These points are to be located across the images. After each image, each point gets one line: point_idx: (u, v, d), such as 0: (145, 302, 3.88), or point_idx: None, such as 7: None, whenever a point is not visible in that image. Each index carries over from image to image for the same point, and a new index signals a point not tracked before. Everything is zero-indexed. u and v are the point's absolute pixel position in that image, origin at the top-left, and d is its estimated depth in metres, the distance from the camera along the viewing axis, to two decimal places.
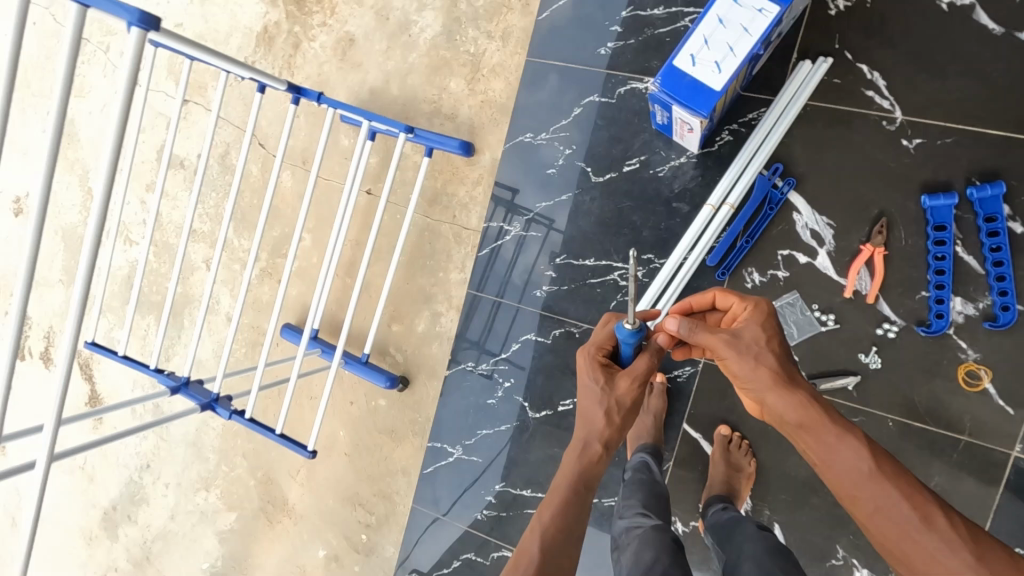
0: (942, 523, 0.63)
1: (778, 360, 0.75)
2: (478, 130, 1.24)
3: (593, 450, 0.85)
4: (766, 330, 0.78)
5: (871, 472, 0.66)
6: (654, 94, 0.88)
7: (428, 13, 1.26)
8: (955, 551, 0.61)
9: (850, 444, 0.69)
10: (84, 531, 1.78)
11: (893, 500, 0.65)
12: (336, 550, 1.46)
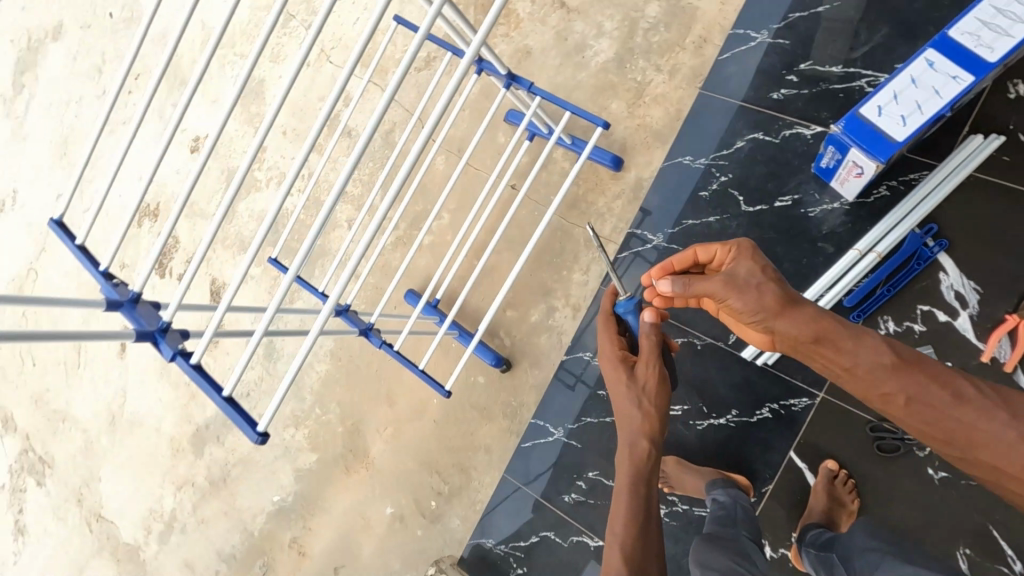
0: (974, 396, 0.73)
1: (777, 287, 0.84)
2: (629, 149, 1.35)
3: (638, 445, 0.98)
4: (758, 263, 0.87)
5: (897, 364, 0.77)
6: (834, 136, 1.02)
7: (604, 40, 1.40)
8: (993, 419, 0.71)
9: (868, 344, 0.79)
10: (173, 443, 1.94)
11: (923, 386, 0.75)
12: (402, 510, 1.54)
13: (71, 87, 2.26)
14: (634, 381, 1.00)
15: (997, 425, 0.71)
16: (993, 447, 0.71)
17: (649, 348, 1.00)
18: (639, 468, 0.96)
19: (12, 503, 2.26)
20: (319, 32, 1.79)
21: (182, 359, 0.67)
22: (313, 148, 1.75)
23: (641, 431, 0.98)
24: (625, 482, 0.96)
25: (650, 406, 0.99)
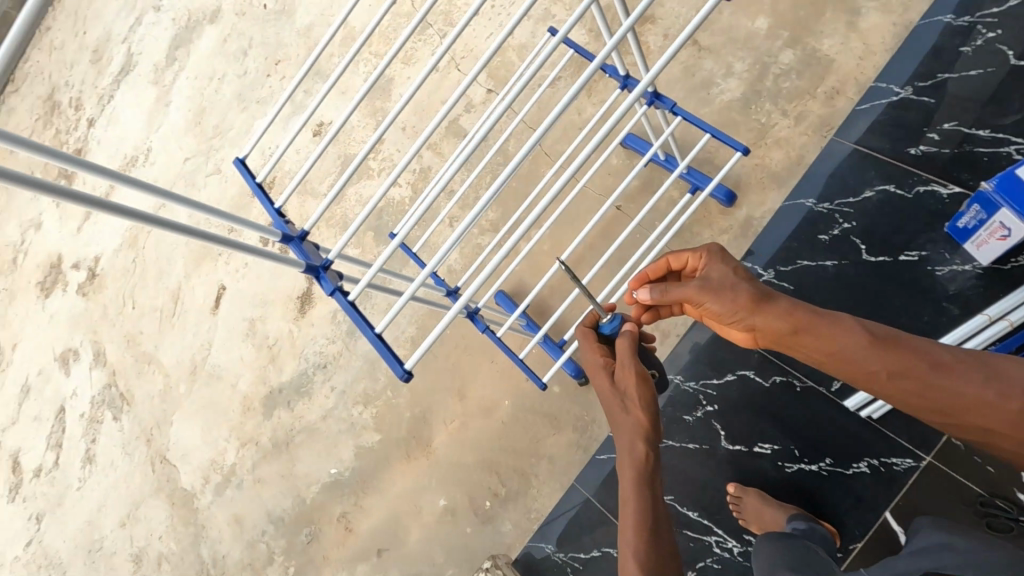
0: (949, 364, 0.81)
1: (749, 285, 0.91)
2: (743, 186, 1.47)
3: (636, 449, 0.94)
4: (729, 266, 0.93)
5: (875, 340, 0.84)
6: (986, 194, 1.15)
7: (732, 79, 1.50)
8: (972, 382, 0.79)
9: (842, 325, 0.86)
10: (244, 401, 2.03)
11: (902, 359, 0.82)
12: (455, 503, 1.59)
13: (215, 64, 2.49)
14: (620, 384, 0.98)
15: (976, 387, 0.78)
16: (979, 408, 0.78)
17: (626, 347, 0.98)
18: (640, 467, 0.93)
19: (85, 433, 2.40)
20: (453, 41, 1.92)
21: (339, 296, 0.76)
22: (427, 144, 1.85)
23: (633, 432, 0.95)
24: (628, 487, 0.93)
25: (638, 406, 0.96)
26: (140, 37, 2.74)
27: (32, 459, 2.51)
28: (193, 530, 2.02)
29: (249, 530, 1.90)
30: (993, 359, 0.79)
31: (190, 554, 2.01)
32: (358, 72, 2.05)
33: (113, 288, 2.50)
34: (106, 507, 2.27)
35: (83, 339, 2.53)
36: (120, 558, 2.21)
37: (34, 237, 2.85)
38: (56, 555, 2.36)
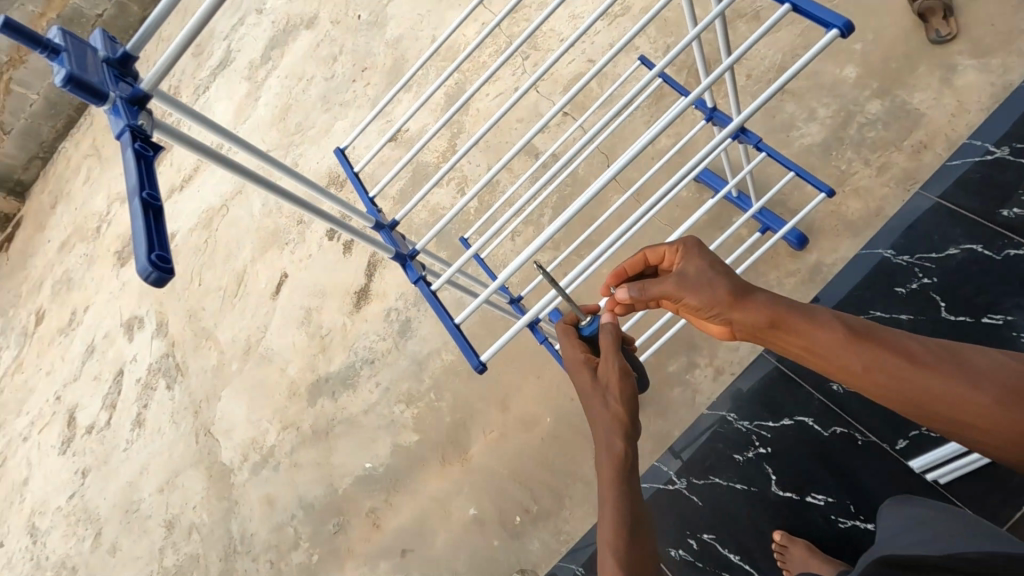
0: (931, 359, 0.75)
1: (728, 280, 0.83)
2: (815, 231, 1.47)
3: (613, 447, 0.84)
4: (708, 260, 0.84)
5: (856, 336, 0.77)
6: None
7: (814, 125, 1.53)
8: (958, 376, 0.73)
9: (821, 320, 0.79)
10: (290, 386, 2.08)
11: (884, 355, 0.76)
12: (484, 513, 1.60)
13: (305, 66, 2.64)
14: (599, 381, 0.89)
15: (962, 381, 0.72)
16: (969, 405, 0.71)
17: (608, 343, 0.90)
18: (618, 466, 0.83)
19: (139, 398, 2.51)
20: (535, 63, 1.98)
21: (422, 284, 0.95)
22: (497, 158, 1.89)
23: (613, 429, 0.85)
24: (607, 489, 0.83)
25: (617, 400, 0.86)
26: (240, 36, 2.94)
27: (89, 416, 2.65)
28: (225, 505, 2.05)
29: (278, 513, 1.92)
30: (974, 355, 0.74)
31: (217, 528, 2.04)
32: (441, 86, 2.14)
33: (184, 265, 2.64)
34: (148, 471, 2.33)
35: (149, 309, 2.68)
36: (153, 521, 2.21)
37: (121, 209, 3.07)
38: (93, 512, 2.43)
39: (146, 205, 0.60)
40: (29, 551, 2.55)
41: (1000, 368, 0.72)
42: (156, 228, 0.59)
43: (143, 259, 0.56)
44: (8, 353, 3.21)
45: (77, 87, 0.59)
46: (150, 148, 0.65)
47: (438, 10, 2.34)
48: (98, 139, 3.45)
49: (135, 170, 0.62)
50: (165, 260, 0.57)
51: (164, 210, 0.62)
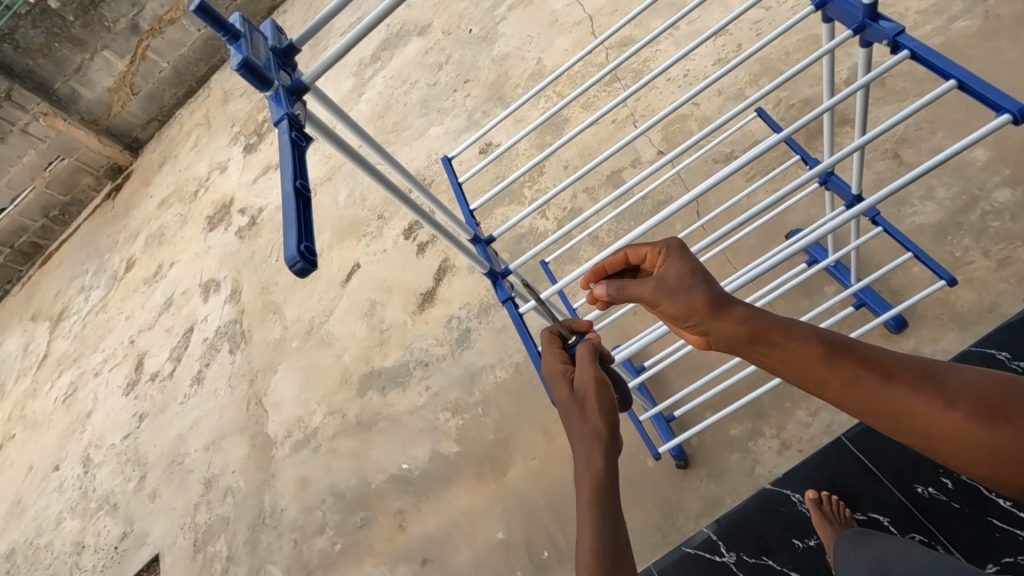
0: (905, 376, 0.64)
1: (706, 286, 0.74)
2: (916, 317, 1.38)
3: (592, 464, 0.78)
4: (688, 264, 0.76)
5: (830, 348, 0.67)
6: None
7: (930, 205, 1.45)
8: (939, 396, 0.62)
9: (796, 329, 0.70)
10: (343, 373, 2.13)
11: (860, 370, 0.65)
12: (511, 539, 1.56)
13: (411, 69, 2.74)
14: (576, 393, 0.85)
15: (943, 401, 0.61)
16: (951, 429, 0.60)
17: (586, 351, 0.89)
18: (596, 485, 0.77)
19: (203, 356, 2.64)
20: (637, 98, 1.97)
21: (509, 305, 0.97)
22: (584, 186, 1.89)
23: (591, 446, 0.80)
24: (584, 512, 0.76)
25: (598, 411, 0.82)
26: (355, 35, 3.09)
27: (155, 365, 2.82)
28: (262, 475, 2.11)
29: (310, 495, 1.95)
30: (958, 370, 0.63)
31: (251, 497, 2.09)
32: (541, 108, 2.18)
33: (267, 240, 2.79)
34: (199, 427, 2.43)
35: (227, 276, 2.83)
36: (194, 477, 2.30)
37: (222, 179, 3.28)
38: (141, 455, 2.55)
39: (298, 193, 0.65)
40: (79, 480, 2.71)
41: (988, 385, 0.61)
42: (305, 217, 0.64)
43: (292, 247, 0.60)
44: (97, 293, 3.47)
45: (249, 74, 0.65)
46: (303, 138, 0.70)
47: (547, 33, 2.37)
48: (211, 111, 3.71)
49: (291, 159, 0.67)
50: (312, 250, 0.62)
51: (311, 199, 0.66)
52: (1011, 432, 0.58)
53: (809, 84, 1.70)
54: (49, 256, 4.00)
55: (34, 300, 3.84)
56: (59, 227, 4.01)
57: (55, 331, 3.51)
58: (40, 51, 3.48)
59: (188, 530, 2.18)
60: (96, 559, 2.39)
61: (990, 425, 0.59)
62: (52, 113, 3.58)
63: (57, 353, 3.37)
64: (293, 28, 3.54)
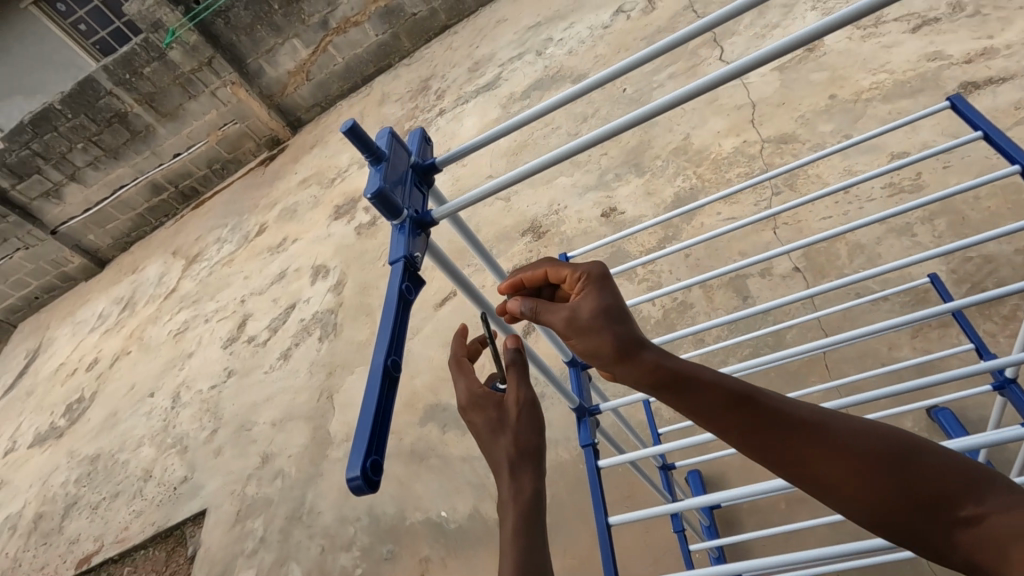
0: (817, 433, 0.53)
1: (616, 323, 0.61)
2: None
3: (518, 490, 0.68)
4: (595, 297, 0.62)
5: (736, 399, 0.55)
6: None
7: None
8: (834, 451, 0.52)
9: (706, 377, 0.57)
10: (411, 395, 2.13)
11: (767, 427, 0.54)
12: None
13: (556, 114, 2.75)
14: (502, 417, 0.73)
15: (839, 454, 0.52)
16: (843, 486, 0.51)
17: (513, 375, 0.74)
18: (523, 514, 0.66)
19: (295, 335, 2.80)
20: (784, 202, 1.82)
21: (589, 450, 0.85)
22: (703, 282, 1.77)
23: (513, 472, 0.69)
24: (507, 545, 0.65)
25: (516, 434, 0.71)
26: (514, 72, 3.20)
27: (255, 329, 3.02)
28: (312, 470, 2.16)
29: (349, 507, 1.97)
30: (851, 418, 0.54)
31: (297, 487, 2.15)
32: (677, 187, 2.09)
33: (380, 243, 2.90)
34: (273, 401, 2.56)
35: (337, 266, 2.98)
36: (255, 448, 2.42)
37: (358, 174, 3.49)
38: (219, 410, 2.74)
39: (385, 373, 0.58)
40: (165, 413, 2.96)
41: (882, 433, 0.52)
42: (383, 416, 0.56)
43: (358, 458, 0.52)
44: (228, 247, 3.82)
45: (378, 201, 0.65)
46: (413, 288, 0.66)
47: (703, 110, 2.27)
48: (366, 109, 3.98)
49: (390, 330, 0.61)
50: (377, 466, 0.53)
51: (397, 381, 0.59)
52: (903, 487, 0.50)
53: (996, 240, 1.46)
54: (202, 202, 4.52)
55: (179, 238, 4.31)
56: (216, 179, 4.54)
57: (186, 271, 3.90)
58: (244, 29, 3.90)
59: (236, 497, 2.29)
60: (157, 492, 2.58)
61: (896, 485, 0.50)
62: (238, 83, 4.02)
63: (182, 291, 3.75)
64: (458, 51, 3.73)
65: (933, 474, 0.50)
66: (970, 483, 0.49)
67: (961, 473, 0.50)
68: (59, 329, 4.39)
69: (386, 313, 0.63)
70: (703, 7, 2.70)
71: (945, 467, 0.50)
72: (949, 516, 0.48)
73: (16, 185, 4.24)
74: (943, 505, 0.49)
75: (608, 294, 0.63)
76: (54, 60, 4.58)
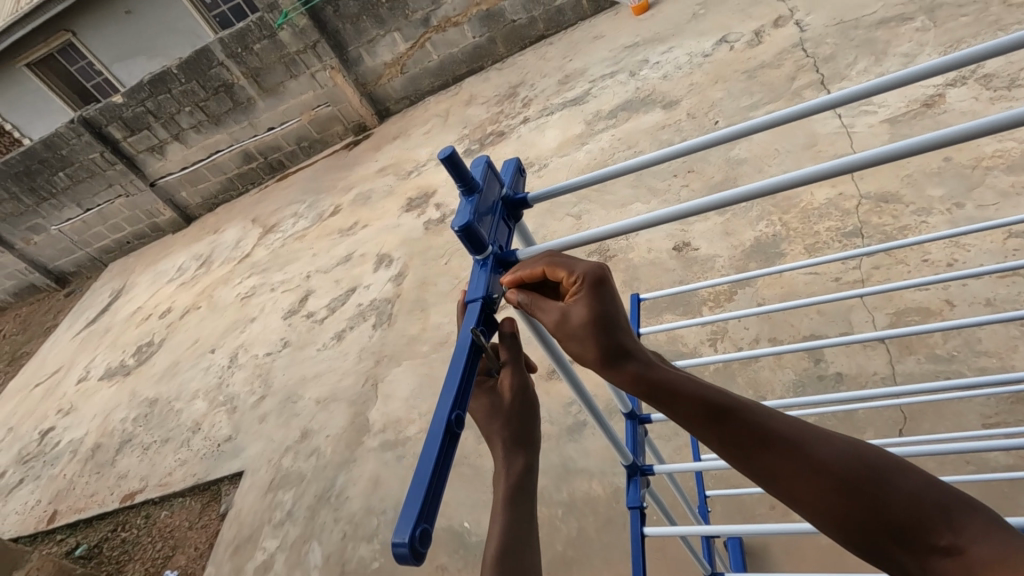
0: (791, 453, 0.52)
1: (604, 331, 0.58)
2: None
3: (511, 465, 0.71)
4: (576, 304, 0.59)
5: (711, 416, 0.55)
6: None
7: None
8: (805, 473, 0.51)
9: (686, 389, 0.57)
10: None
11: (745, 446, 0.54)
12: None
13: (640, 137, 2.69)
14: (495, 400, 0.72)
15: (810, 474, 0.51)
16: (809, 504, 0.51)
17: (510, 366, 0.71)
18: (511, 487, 0.70)
19: (351, 318, 2.87)
20: (876, 265, 1.69)
21: (635, 512, 0.83)
22: (773, 338, 1.66)
23: (507, 448, 0.72)
24: (496, 511, 0.69)
25: (508, 418, 0.71)
26: (603, 91, 3.16)
27: (315, 306, 3.13)
28: (347, 454, 2.20)
29: (376, 498, 1.98)
30: (831, 438, 0.53)
31: (330, 469, 2.19)
32: (759, 231, 1.98)
33: (445, 242, 2.92)
34: (321, 378, 2.64)
35: (401, 257, 3.04)
36: (298, 421, 2.49)
37: (435, 170, 3.54)
38: (270, 378, 2.84)
39: (447, 428, 0.54)
40: (221, 371, 3.11)
41: (858, 455, 0.51)
42: (439, 476, 0.51)
43: (407, 521, 0.47)
44: (302, 223, 3.98)
45: (465, 234, 0.63)
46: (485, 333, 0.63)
47: (798, 154, 2.15)
48: (452, 108, 4.04)
49: (458, 379, 0.57)
50: (426, 535, 0.48)
51: (458, 437, 0.55)
52: (872, 511, 0.49)
53: None
54: (286, 176, 4.74)
55: (260, 207, 4.54)
56: (302, 155, 4.74)
57: (262, 239, 4.10)
58: (350, 18, 4.03)
59: (272, 466, 2.36)
60: (202, 445, 2.71)
61: (871, 509, 0.49)
62: (337, 69, 4.18)
63: (255, 258, 3.93)
64: (551, 62, 3.73)
65: (907, 500, 0.48)
66: (946, 511, 0.47)
67: (940, 498, 0.48)
68: (142, 275, 4.72)
69: (455, 360, 0.59)
70: (815, 46, 2.56)
71: (922, 491, 0.48)
72: (923, 542, 0.47)
73: (127, 138, 4.60)
74: (918, 530, 0.47)
75: (590, 300, 0.58)
76: (177, 28, 4.96)
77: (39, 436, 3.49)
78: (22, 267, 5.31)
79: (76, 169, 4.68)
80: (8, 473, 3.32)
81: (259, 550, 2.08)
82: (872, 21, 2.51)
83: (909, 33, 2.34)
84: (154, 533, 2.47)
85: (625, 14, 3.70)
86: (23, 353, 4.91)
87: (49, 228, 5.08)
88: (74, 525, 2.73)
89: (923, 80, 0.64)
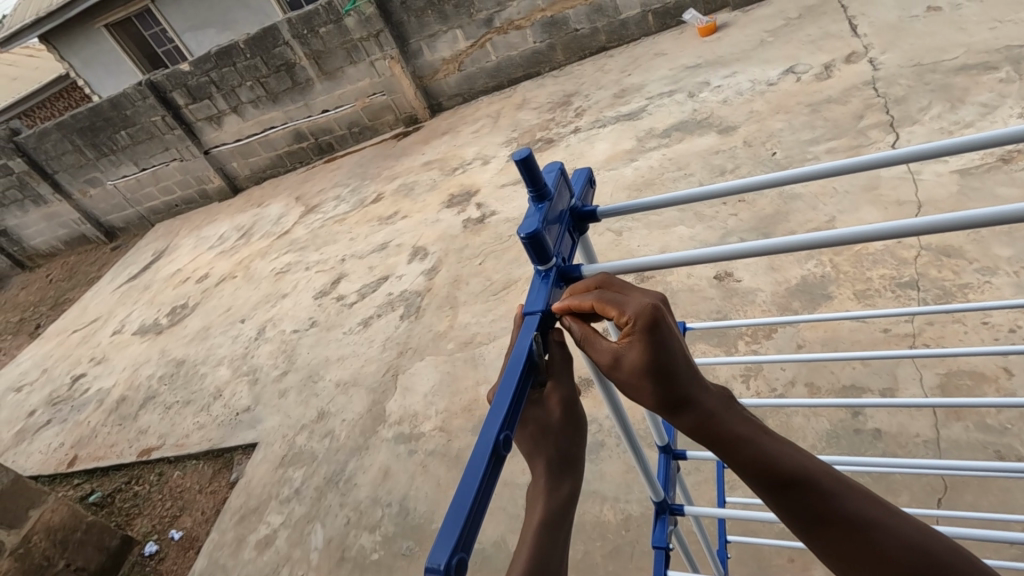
0: (854, 533, 0.52)
1: (659, 380, 0.55)
2: None
3: (556, 489, 0.66)
4: (633, 350, 0.54)
5: (775, 484, 0.53)
6: None
7: None
8: (865, 557, 0.51)
9: (749, 451, 0.54)
10: (470, 400, 2.10)
11: (805, 516, 0.53)
12: None
13: (692, 160, 2.63)
14: (545, 418, 0.69)
15: (870, 559, 0.51)
16: None
17: (560, 387, 0.68)
18: (552, 510, 0.65)
19: (380, 306, 2.88)
20: (930, 321, 1.60)
21: (660, 551, 0.82)
22: (810, 387, 1.58)
23: (552, 470, 0.68)
24: (528, 531, 0.63)
25: (559, 439, 0.68)
26: (659, 110, 3.10)
27: (346, 290, 3.15)
28: (360, 442, 2.20)
29: (383, 489, 1.97)
30: (896, 522, 0.52)
31: (342, 453, 2.20)
32: (807, 271, 1.90)
33: (482, 241, 2.91)
34: (343, 362, 2.66)
35: (436, 252, 3.04)
36: (316, 401, 2.51)
37: (480, 170, 3.54)
38: (295, 355, 2.87)
39: (493, 449, 0.51)
40: (248, 341, 3.16)
41: (926, 548, 0.50)
42: (480, 501, 0.48)
43: (444, 547, 0.45)
44: (343, 207, 4.03)
45: (531, 244, 0.62)
46: (536, 351, 0.60)
47: (857, 195, 2.06)
48: (504, 109, 4.04)
49: (510, 398, 0.54)
50: (461, 565, 0.45)
51: (503, 460, 0.52)
52: None
53: None
54: (333, 159, 4.82)
55: (306, 186, 4.62)
56: (352, 141, 4.81)
57: (303, 218, 4.17)
58: (414, 12, 4.06)
59: (286, 443, 2.39)
60: (220, 412, 2.76)
61: None
62: (396, 60, 4.22)
63: (294, 235, 4.00)
64: (610, 75, 3.70)
65: None
66: None
67: None
68: (185, 239, 4.86)
69: (510, 374, 0.57)
70: (886, 86, 2.46)
71: None
72: None
73: (189, 105, 4.76)
74: None
75: (651, 349, 0.54)
76: (249, 4, 5.11)
77: (69, 381, 3.62)
78: (75, 217, 5.54)
79: (137, 130, 4.87)
80: (38, 413, 3.45)
81: (262, 524, 2.10)
82: (951, 66, 2.40)
83: (991, 83, 2.23)
84: (164, 491, 2.52)
85: (691, 34, 3.64)
86: (65, 300, 5.10)
87: (105, 182, 5.29)
88: (92, 472, 2.82)
89: (1013, 142, 0.59)
